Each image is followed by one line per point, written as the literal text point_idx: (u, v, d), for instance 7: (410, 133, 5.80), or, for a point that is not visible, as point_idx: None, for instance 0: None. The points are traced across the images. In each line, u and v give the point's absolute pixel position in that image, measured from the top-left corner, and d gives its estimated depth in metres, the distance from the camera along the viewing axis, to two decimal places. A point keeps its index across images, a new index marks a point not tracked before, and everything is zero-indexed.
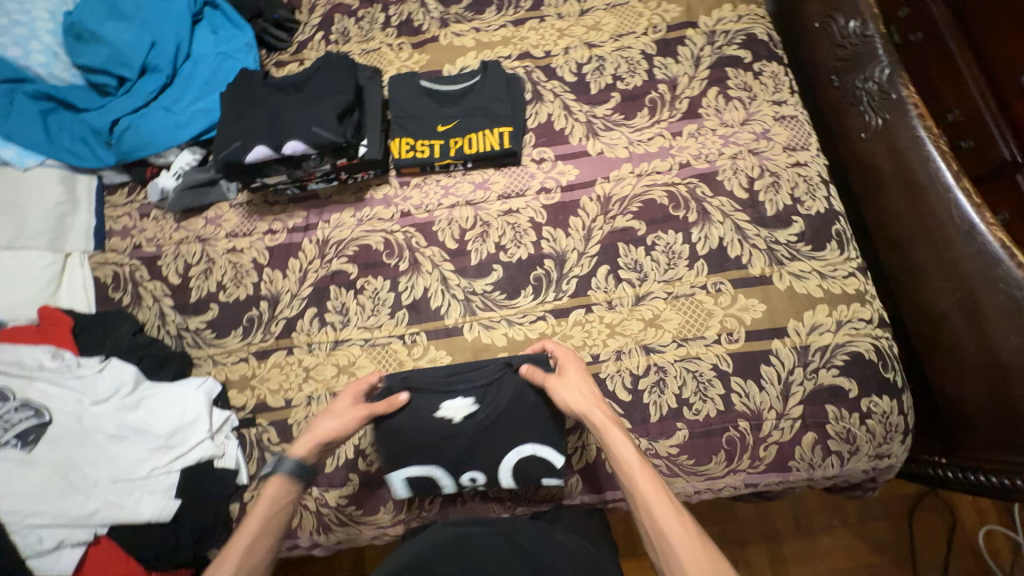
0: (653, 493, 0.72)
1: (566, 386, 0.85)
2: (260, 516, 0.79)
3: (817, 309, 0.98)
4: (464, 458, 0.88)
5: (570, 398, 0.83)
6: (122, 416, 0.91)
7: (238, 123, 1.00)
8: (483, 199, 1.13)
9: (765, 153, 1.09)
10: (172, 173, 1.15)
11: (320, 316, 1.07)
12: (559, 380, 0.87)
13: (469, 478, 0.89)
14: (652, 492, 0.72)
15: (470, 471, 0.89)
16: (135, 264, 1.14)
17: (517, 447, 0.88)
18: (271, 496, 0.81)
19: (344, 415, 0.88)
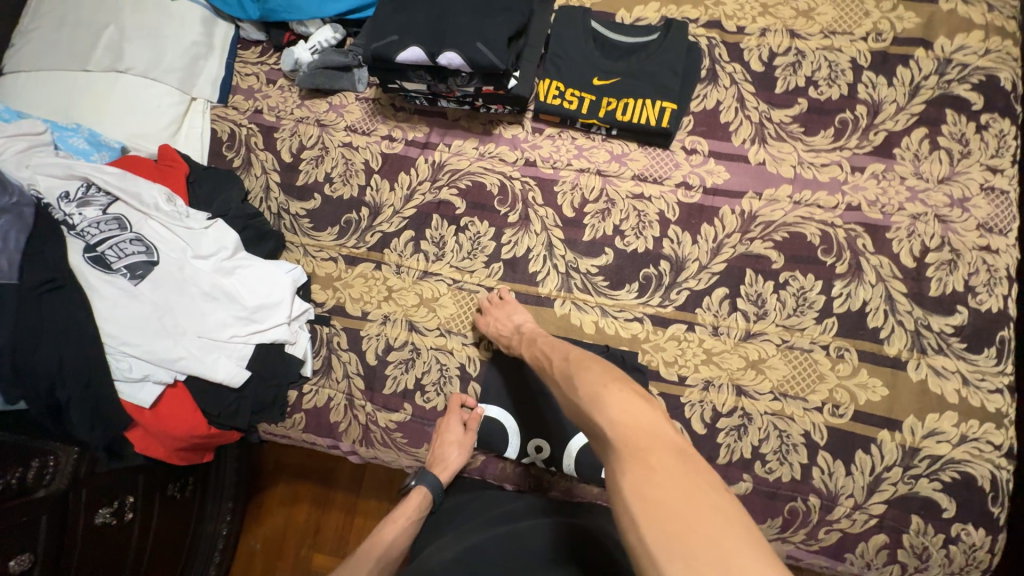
0: (568, 373, 0.69)
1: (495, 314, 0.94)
2: (393, 531, 0.86)
3: (945, 415, 0.87)
4: (537, 423, 0.91)
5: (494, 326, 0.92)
6: (218, 278, 0.93)
7: (398, 15, 0.91)
8: (616, 174, 1.03)
9: (953, 224, 0.93)
10: (310, 46, 1.09)
11: (415, 241, 1.04)
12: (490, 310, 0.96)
13: (536, 446, 0.91)
14: (582, 372, 0.67)
15: (539, 438, 0.91)
16: (253, 129, 1.12)
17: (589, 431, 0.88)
18: (410, 508, 0.87)
19: (460, 441, 0.91)
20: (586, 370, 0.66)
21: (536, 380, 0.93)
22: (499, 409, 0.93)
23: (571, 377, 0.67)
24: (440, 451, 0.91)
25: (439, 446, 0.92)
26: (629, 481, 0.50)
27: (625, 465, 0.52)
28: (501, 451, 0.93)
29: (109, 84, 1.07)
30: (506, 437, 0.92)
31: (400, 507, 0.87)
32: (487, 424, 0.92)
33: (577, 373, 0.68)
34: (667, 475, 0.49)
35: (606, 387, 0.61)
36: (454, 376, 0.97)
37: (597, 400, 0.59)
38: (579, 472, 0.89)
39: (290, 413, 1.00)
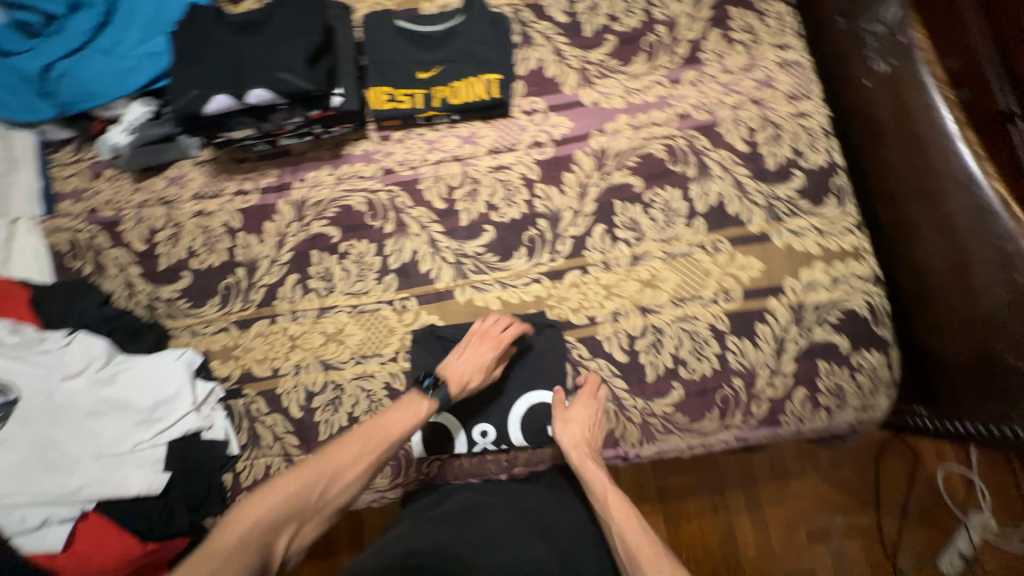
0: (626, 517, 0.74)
1: (566, 421, 0.87)
2: (394, 426, 0.79)
3: (814, 266, 0.97)
4: (479, 409, 0.94)
5: (568, 437, 0.85)
6: (97, 392, 0.86)
7: (194, 68, 0.88)
8: (471, 155, 1.06)
9: (767, 103, 1.04)
10: (124, 127, 1.03)
11: (302, 283, 1.01)
12: (563, 414, 0.89)
13: (482, 431, 0.93)
14: (647, 557, 0.68)
15: (484, 423, 0.93)
16: (93, 230, 1.05)
17: (526, 397, 0.94)
18: (408, 413, 0.81)
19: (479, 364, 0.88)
20: (651, 555, 0.68)
21: None
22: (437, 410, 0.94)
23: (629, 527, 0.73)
24: (461, 366, 0.87)
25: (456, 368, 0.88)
26: None
27: None
28: (450, 450, 0.93)
29: None
30: (452, 434, 0.93)
31: (393, 408, 0.82)
32: (430, 429, 0.93)
33: (636, 553, 0.69)
34: None
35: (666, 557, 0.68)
36: (384, 398, 0.96)
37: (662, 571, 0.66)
38: (528, 439, 0.93)
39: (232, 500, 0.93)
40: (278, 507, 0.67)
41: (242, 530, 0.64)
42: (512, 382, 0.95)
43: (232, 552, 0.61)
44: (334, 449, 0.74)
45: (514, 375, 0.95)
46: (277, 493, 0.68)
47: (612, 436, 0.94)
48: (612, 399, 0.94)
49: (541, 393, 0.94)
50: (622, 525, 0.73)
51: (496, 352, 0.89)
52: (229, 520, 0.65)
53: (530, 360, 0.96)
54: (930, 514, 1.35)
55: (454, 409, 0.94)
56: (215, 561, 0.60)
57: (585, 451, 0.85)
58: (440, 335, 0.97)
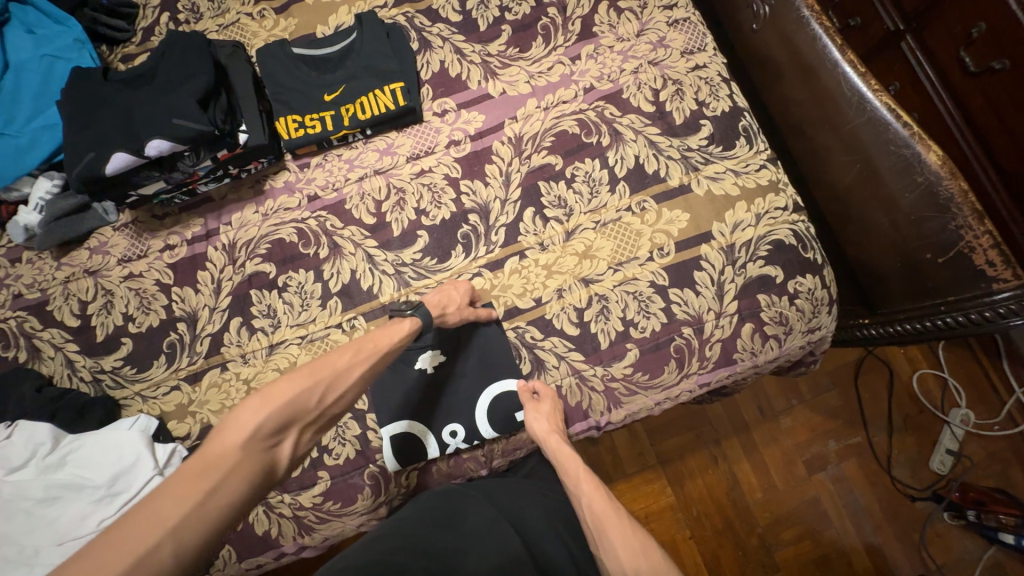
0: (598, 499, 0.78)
1: (538, 414, 0.89)
2: (385, 343, 0.80)
3: (737, 207, 1.00)
4: (443, 411, 0.93)
5: (540, 427, 0.88)
6: (48, 477, 0.83)
7: (86, 131, 0.87)
8: (392, 166, 1.06)
9: (664, 62, 1.07)
10: (33, 207, 1.00)
11: (247, 324, 1.00)
12: (533, 406, 0.90)
13: (451, 432, 0.93)
14: (611, 523, 0.74)
15: (452, 423, 0.93)
16: (20, 315, 1.02)
17: (487, 390, 0.94)
18: (396, 337, 0.81)
19: (462, 307, 0.92)
20: (614, 523, 0.74)
21: (420, 377, 0.94)
22: (402, 421, 0.92)
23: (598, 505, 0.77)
24: (439, 295, 0.90)
25: (442, 296, 0.90)
26: None
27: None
28: (423, 457, 0.92)
29: None
30: (421, 441, 0.92)
31: (380, 332, 0.81)
32: (399, 440, 0.92)
33: (603, 521, 0.75)
34: None
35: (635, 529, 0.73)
36: (349, 421, 0.94)
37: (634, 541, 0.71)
38: (497, 429, 0.94)
39: (216, 554, 0.92)
40: (285, 410, 0.64)
41: (259, 429, 0.61)
42: (472, 377, 0.95)
43: (229, 464, 0.58)
44: (327, 365, 0.72)
45: (473, 372, 0.95)
46: (281, 395, 0.64)
47: (580, 409, 0.96)
48: (572, 373, 0.96)
49: (502, 383, 0.95)
50: (591, 500, 0.78)
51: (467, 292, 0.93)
52: (230, 423, 0.60)
53: (486, 352, 0.97)
54: (912, 420, 1.40)
55: (419, 416, 0.93)
56: (226, 460, 0.58)
57: (561, 437, 0.87)
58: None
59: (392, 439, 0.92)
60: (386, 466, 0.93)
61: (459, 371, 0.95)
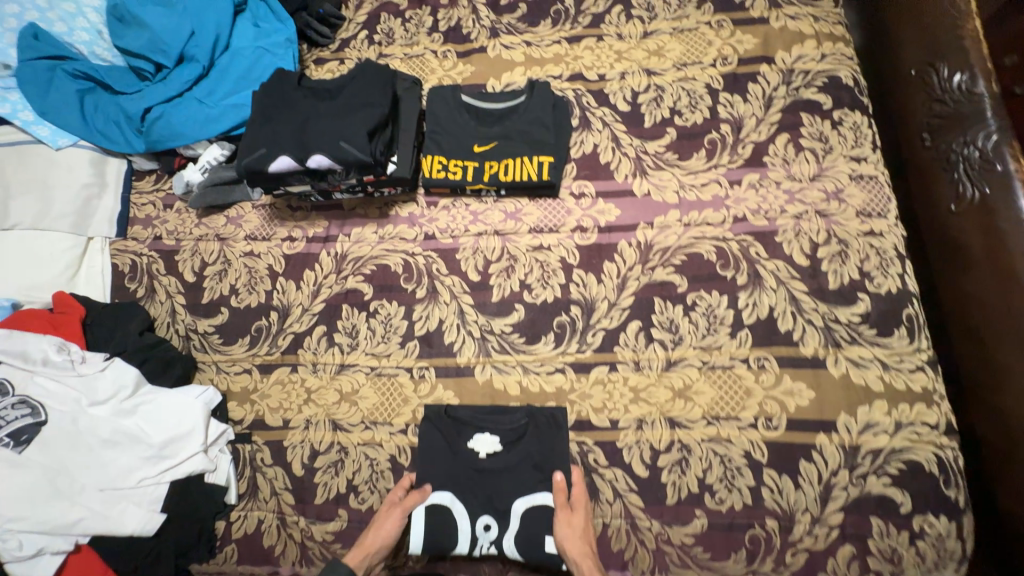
0: None
1: (568, 528, 0.82)
2: None
3: (874, 405, 0.86)
4: (478, 500, 0.87)
5: (571, 545, 0.81)
6: (118, 421, 0.89)
7: (266, 128, 0.94)
8: (512, 231, 1.05)
9: (834, 216, 0.97)
10: (198, 167, 1.11)
11: (328, 336, 1.02)
12: (565, 517, 0.83)
13: (486, 525, 0.86)
14: None
15: (487, 515, 0.86)
16: (153, 256, 1.12)
17: (529, 498, 0.87)
18: None
19: (381, 523, 0.85)
20: None
21: (472, 455, 0.90)
22: (444, 493, 0.88)
23: None
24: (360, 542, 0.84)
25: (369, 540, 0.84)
26: None
27: None
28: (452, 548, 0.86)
29: None
30: (455, 521, 0.86)
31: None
32: (434, 513, 0.87)
33: None
34: None
35: None
36: (385, 471, 0.92)
37: None
38: (523, 550, 0.84)
39: (220, 547, 0.92)
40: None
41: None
42: (522, 476, 0.88)
43: None
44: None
45: (522, 474, 0.88)
46: None
47: (620, 558, 0.85)
48: (625, 517, 0.86)
49: (544, 495, 0.87)
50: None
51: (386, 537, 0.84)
52: None
53: (540, 458, 0.89)
54: None
55: (460, 497, 0.88)
56: None
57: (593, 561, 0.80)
58: (453, 415, 0.93)
59: (426, 511, 0.87)
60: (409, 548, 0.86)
61: (509, 467, 0.89)
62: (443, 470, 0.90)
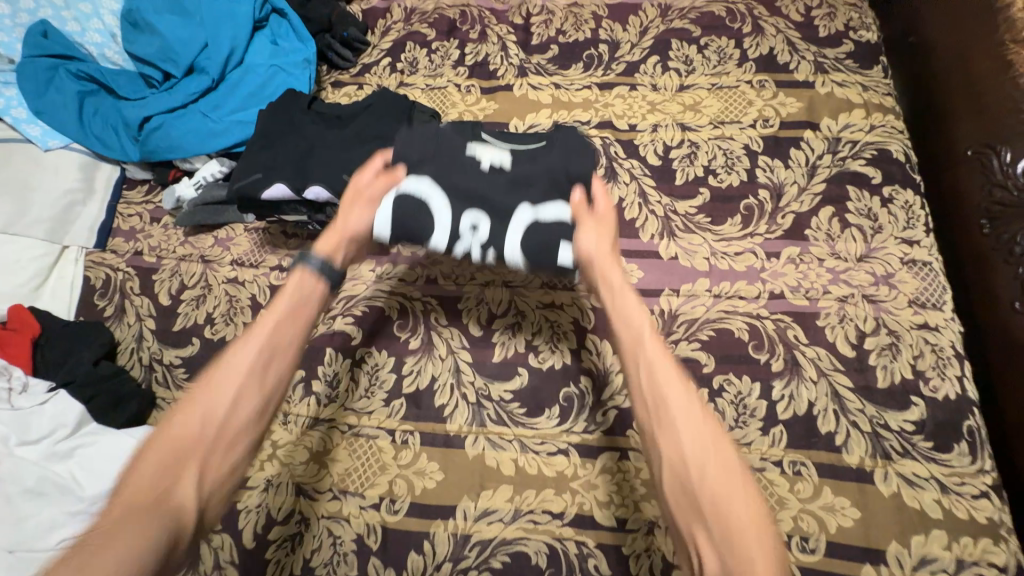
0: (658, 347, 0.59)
1: (589, 230, 0.75)
2: (276, 312, 0.65)
3: (931, 535, 0.73)
4: (478, 198, 0.76)
5: (591, 243, 0.74)
6: (48, 466, 0.77)
7: (265, 151, 0.87)
8: (523, 283, 0.94)
9: (883, 303, 0.87)
10: (193, 182, 1.03)
11: (306, 382, 0.91)
12: (585, 218, 0.76)
13: (472, 225, 0.76)
14: (677, 392, 0.55)
15: (477, 213, 0.76)
16: (129, 273, 1.02)
17: (536, 207, 0.77)
18: (291, 294, 0.67)
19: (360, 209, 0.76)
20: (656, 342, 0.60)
21: (472, 163, 0.79)
22: (426, 181, 0.77)
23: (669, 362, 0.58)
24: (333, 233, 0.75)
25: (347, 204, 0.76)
26: (718, 484, 0.50)
27: (712, 493, 0.50)
28: (425, 238, 0.77)
29: None
30: (434, 213, 0.76)
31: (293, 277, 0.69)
32: (405, 201, 0.76)
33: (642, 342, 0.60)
34: (726, 476, 0.51)
35: (715, 450, 0.52)
36: (350, 553, 0.80)
37: (721, 498, 0.50)
38: (526, 261, 0.76)
39: None
40: (217, 403, 0.58)
41: (201, 424, 0.57)
42: (531, 182, 0.78)
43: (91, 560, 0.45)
44: (239, 348, 0.61)
45: (544, 174, 0.79)
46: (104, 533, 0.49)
47: None
48: None
49: (558, 209, 0.76)
50: (642, 350, 0.59)
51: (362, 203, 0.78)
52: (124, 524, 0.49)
53: (562, 161, 0.79)
54: None
55: (441, 179, 0.77)
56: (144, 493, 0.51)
57: (612, 254, 0.74)
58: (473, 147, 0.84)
59: (400, 195, 0.76)
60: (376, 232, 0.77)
61: (524, 171, 0.79)
62: (460, 149, 0.80)
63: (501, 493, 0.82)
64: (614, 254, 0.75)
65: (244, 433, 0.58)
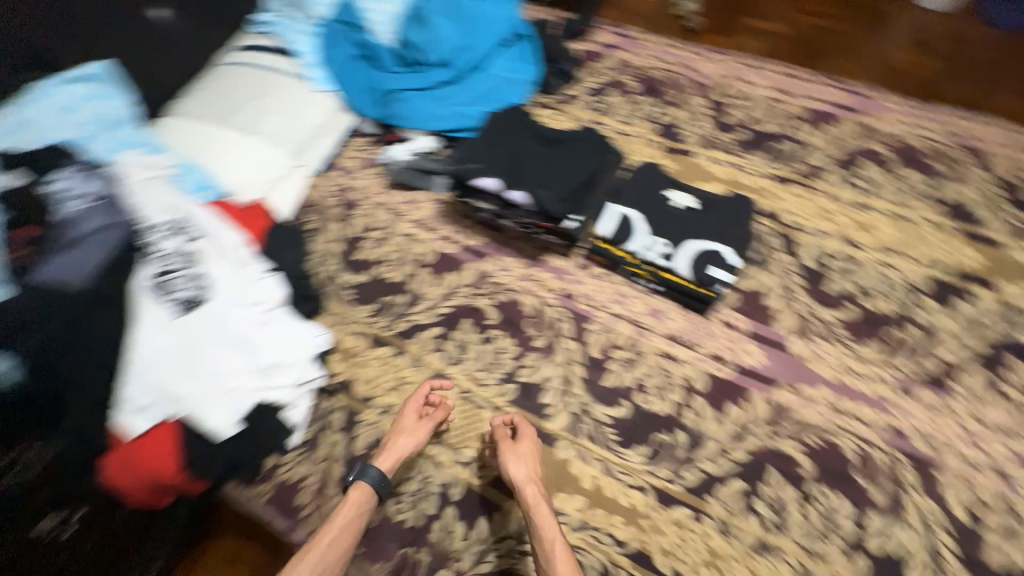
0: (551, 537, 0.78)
1: (516, 457, 0.85)
2: (334, 531, 0.79)
3: None
4: (666, 226, 1.06)
5: (519, 473, 0.84)
6: (255, 329, 0.96)
7: (487, 149, 1.04)
8: (649, 327, 1.04)
9: (1017, 484, 0.83)
10: (408, 149, 1.29)
11: (441, 339, 1.06)
12: (509, 447, 0.87)
13: (659, 241, 1.05)
14: (558, 556, 0.76)
15: (664, 237, 1.05)
16: (338, 202, 1.28)
17: (704, 242, 1.04)
18: (353, 504, 0.83)
19: (413, 430, 0.90)
20: (561, 554, 0.76)
21: (665, 200, 1.10)
22: (636, 211, 1.08)
23: (550, 536, 0.78)
24: (394, 449, 0.88)
25: (394, 433, 0.90)
26: None
27: None
28: (625, 244, 1.06)
29: (237, 142, 1.24)
30: (635, 229, 1.06)
31: (342, 505, 0.83)
32: (621, 214, 1.07)
33: (549, 547, 0.77)
34: None
35: None
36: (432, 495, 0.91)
37: None
38: (690, 273, 1.01)
39: (259, 479, 0.97)
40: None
41: None
42: (705, 227, 1.06)
43: None
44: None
45: (712, 221, 1.08)
46: None
47: None
48: None
49: (720, 247, 1.04)
50: (565, 574, 0.74)
51: (408, 428, 0.90)
52: None
53: (725, 215, 1.08)
54: None
55: (645, 210, 1.08)
56: None
57: (537, 487, 0.83)
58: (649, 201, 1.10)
59: (619, 212, 1.07)
60: (597, 233, 1.07)
61: (698, 220, 1.07)
62: (659, 195, 1.11)
63: (573, 501, 0.89)
64: (540, 481, 0.85)
65: None
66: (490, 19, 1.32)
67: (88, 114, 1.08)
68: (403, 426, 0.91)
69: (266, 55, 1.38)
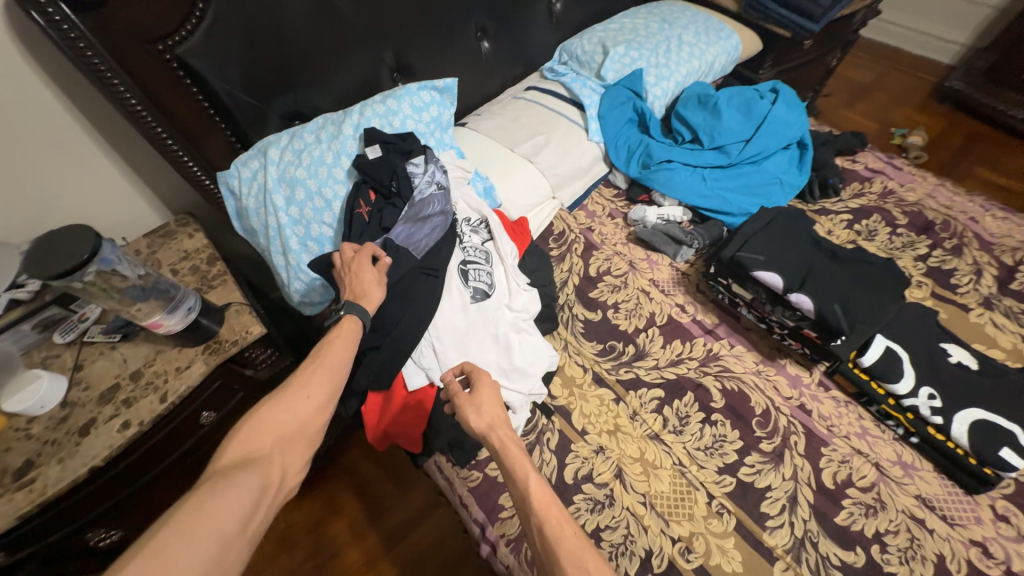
0: (340, 361, 0.81)
1: (473, 408, 0.83)
2: (330, 352, 0.81)
3: None
4: (941, 380, 0.99)
5: (477, 422, 0.82)
6: (511, 332, 1.06)
7: (772, 246, 1.14)
8: (899, 479, 0.95)
9: None
10: (660, 215, 1.37)
11: (661, 403, 1.07)
12: (466, 400, 0.84)
13: (928, 394, 0.98)
14: (343, 342, 0.83)
15: (936, 390, 0.98)
16: (580, 239, 1.39)
17: (989, 415, 0.94)
18: (341, 338, 0.84)
19: (370, 275, 0.94)
20: (349, 334, 0.85)
21: (943, 352, 1.03)
22: (906, 353, 1.03)
23: (341, 346, 0.83)
24: (358, 293, 0.91)
25: (358, 284, 0.92)
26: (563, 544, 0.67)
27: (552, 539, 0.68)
28: (889, 382, 1.00)
29: (518, 163, 1.39)
30: (902, 371, 1.00)
31: (337, 330, 0.85)
32: (891, 351, 1.03)
33: (346, 348, 0.83)
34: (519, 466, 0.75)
35: (343, 353, 0.82)
36: (634, 556, 0.89)
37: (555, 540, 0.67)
38: (968, 442, 0.92)
39: (471, 467, 1.05)
40: (302, 404, 0.73)
41: (304, 409, 0.73)
42: (994, 395, 0.96)
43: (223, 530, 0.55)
44: (312, 370, 0.77)
45: (1004, 392, 0.97)
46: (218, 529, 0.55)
47: None
48: None
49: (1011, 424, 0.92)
50: (545, 516, 0.70)
51: (372, 275, 0.94)
52: (303, 412, 0.72)
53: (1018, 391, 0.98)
54: None
55: (917, 355, 1.02)
56: (301, 432, 0.71)
57: (508, 434, 0.81)
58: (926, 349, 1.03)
59: (889, 348, 1.03)
60: (856, 359, 1.04)
61: (985, 388, 0.98)
62: (934, 343, 1.04)
63: None
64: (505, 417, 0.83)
65: (319, 409, 0.74)
66: (779, 125, 1.41)
67: (432, 115, 1.32)
68: (356, 270, 0.93)
69: (554, 98, 1.56)
